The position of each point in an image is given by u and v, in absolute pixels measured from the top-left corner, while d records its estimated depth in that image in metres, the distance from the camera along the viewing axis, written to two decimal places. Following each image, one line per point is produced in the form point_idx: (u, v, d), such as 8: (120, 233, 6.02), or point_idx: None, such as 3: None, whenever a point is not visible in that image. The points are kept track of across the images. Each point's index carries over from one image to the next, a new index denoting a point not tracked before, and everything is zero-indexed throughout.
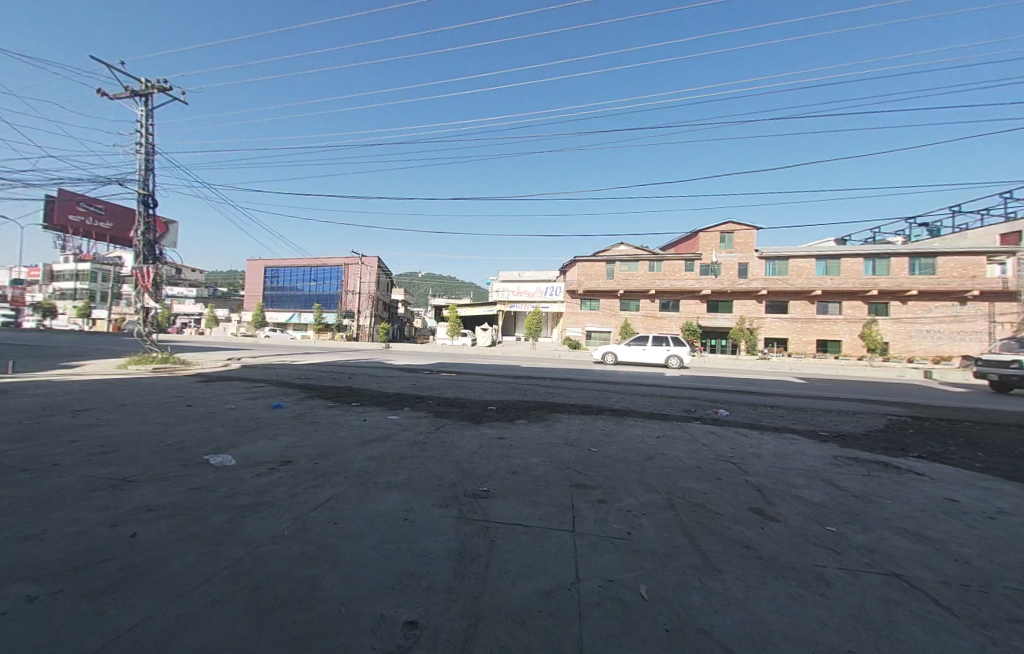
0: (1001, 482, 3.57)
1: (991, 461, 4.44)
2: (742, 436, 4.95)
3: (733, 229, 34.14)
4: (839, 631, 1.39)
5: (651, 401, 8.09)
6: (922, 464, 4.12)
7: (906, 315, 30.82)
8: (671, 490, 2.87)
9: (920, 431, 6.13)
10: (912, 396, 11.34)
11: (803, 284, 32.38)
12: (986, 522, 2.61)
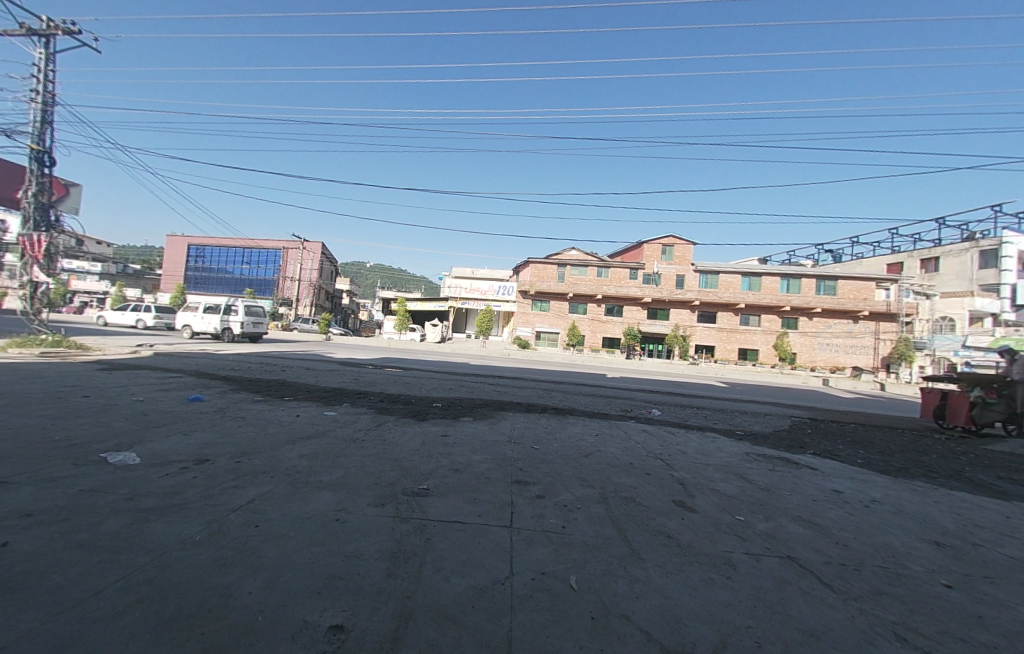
0: (873, 476, 4.19)
1: (868, 458, 5.20)
2: (671, 434, 5.35)
3: (675, 242, 36.85)
4: (739, 609, 1.55)
5: (591, 401, 8.46)
6: (816, 460, 4.73)
7: (812, 329, 35.08)
8: (604, 485, 3.03)
9: (817, 431, 7.03)
10: (810, 401, 13.02)
11: (730, 297, 35.62)
12: (861, 510, 3.06)
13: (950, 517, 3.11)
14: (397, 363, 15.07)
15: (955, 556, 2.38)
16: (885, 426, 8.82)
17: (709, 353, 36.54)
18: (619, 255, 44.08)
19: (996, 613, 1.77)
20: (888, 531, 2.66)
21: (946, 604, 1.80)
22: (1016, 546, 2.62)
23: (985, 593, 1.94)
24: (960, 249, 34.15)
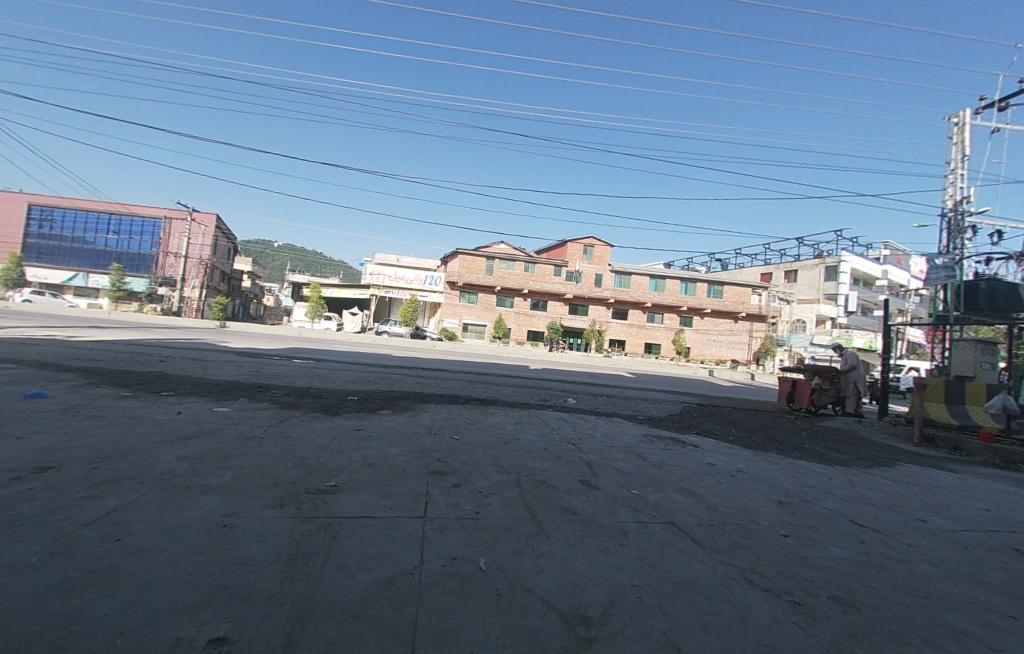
0: (740, 450, 5.02)
1: (738, 435, 6.20)
2: (583, 420, 5.77)
3: (595, 243, 39.43)
4: (628, 571, 1.76)
5: (512, 391, 8.72)
6: (699, 438, 5.50)
7: (703, 327, 40.27)
8: (518, 470, 3.16)
9: (702, 414, 8.16)
10: (697, 389, 15.00)
11: (639, 297, 39.27)
12: (729, 478, 3.65)
13: (791, 480, 3.86)
14: (306, 354, 13.82)
15: (791, 510, 2.98)
16: (751, 409, 10.54)
17: (621, 346, 39.88)
18: (545, 252, 45.64)
19: (814, 552, 2.26)
20: (747, 495, 3.21)
21: (781, 548, 2.25)
22: (832, 499, 3.36)
23: (808, 537, 2.47)
24: (811, 264, 41.92)
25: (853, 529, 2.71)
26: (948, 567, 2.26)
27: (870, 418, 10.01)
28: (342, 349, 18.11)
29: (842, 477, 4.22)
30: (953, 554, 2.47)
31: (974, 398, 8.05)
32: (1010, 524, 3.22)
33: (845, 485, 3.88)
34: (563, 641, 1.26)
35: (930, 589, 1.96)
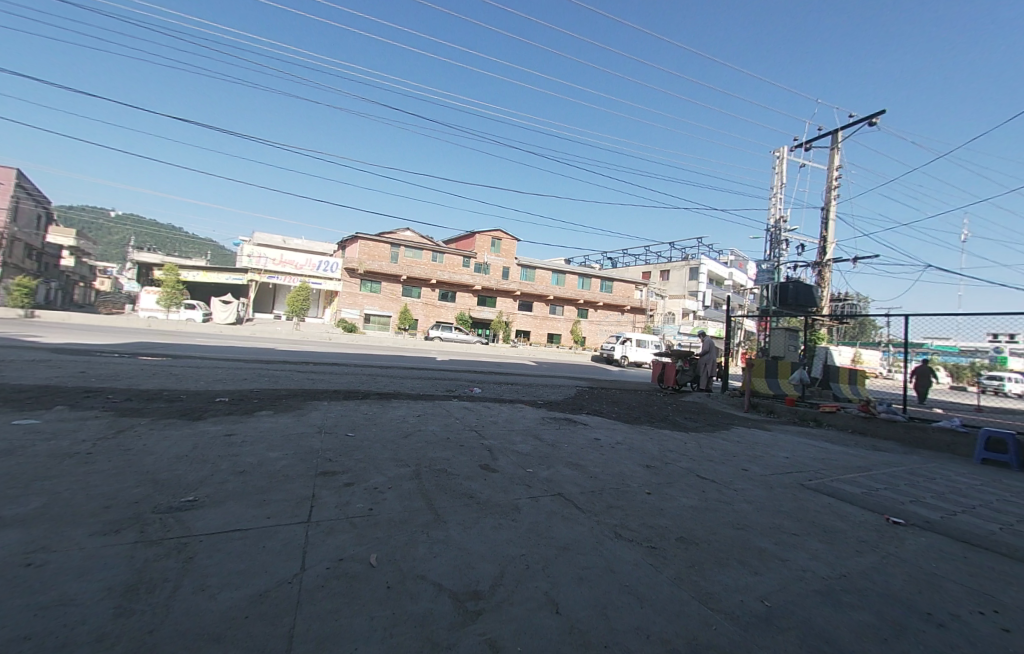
0: (620, 425, 5.72)
1: (619, 412, 7.06)
2: (486, 408, 5.94)
3: (502, 236, 40.41)
4: (517, 542, 1.89)
5: (413, 383, 8.53)
6: (588, 417, 6.11)
7: (598, 318, 44.41)
8: (418, 462, 3.12)
9: (593, 396, 9.07)
10: (590, 374, 16.59)
11: (543, 290, 41.49)
12: (610, 449, 4.15)
13: (657, 447, 4.55)
14: (157, 350, 11.49)
15: (656, 472, 3.51)
16: (632, 389, 12.05)
17: (526, 336, 41.76)
18: (454, 242, 45.03)
19: (669, 504, 2.72)
20: (623, 463, 3.68)
21: (646, 504, 2.65)
22: (685, 459, 4.07)
23: (666, 492, 2.95)
24: (680, 265, 49.17)
25: (699, 481, 3.33)
26: (758, 503, 2.93)
27: (716, 391, 12.28)
28: (210, 343, 15.49)
29: (694, 441, 5.12)
30: (761, 492, 3.21)
31: (782, 372, 10.47)
32: (797, 465, 4.31)
33: (696, 447, 4.72)
34: (451, 618, 1.30)
35: (744, 520, 2.54)
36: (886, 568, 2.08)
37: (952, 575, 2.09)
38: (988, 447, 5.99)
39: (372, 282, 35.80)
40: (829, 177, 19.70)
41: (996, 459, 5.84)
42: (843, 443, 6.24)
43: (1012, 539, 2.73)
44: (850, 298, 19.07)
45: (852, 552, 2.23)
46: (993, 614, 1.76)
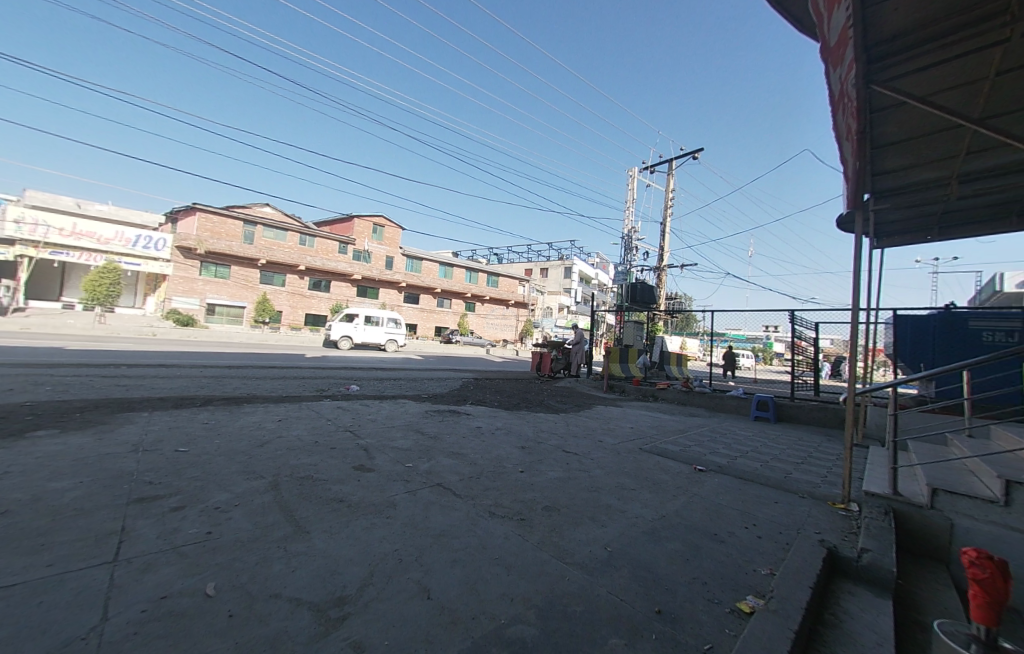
0: (501, 412, 6.05)
1: (500, 400, 7.45)
2: (363, 406, 5.59)
3: (385, 222, 38.24)
4: (390, 539, 1.85)
5: (273, 384, 7.47)
6: (470, 407, 6.28)
7: (484, 312, 45.44)
8: (277, 471, 2.77)
9: (477, 387, 9.34)
10: (476, 367, 17.01)
11: (430, 282, 40.63)
12: (490, 436, 4.36)
13: (532, 429, 4.97)
14: None
15: (529, 451, 3.83)
16: (513, 379, 12.77)
17: (412, 330, 40.38)
18: (328, 225, 40.44)
19: (539, 478, 3.01)
20: (500, 447, 3.91)
21: (518, 482, 2.88)
22: (554, 438, 4.54)
23: (537, 469, 3.26)
24: (558, 264, 53.80)
25: (565, 456, 3.76)
26: (609, 467, 3.46)
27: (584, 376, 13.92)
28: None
29: (563, 421, 5.73)
30: (612, 459, 3.79)
31: (632, 357, 12.43)
32: (640, 433, 5.22)
33: (564, 426, 5.30)
34: (310, 631, 1.21)
35: (597, 484, 2.97)
36: (691, 505, 2.71)
37: (730, 502, 2.84)
38: (759, 407, 8.21)
39: (218, 265, 29.82)
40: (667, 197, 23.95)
41: (762, 416, 8.05)
42: (671, 413, 7.77)
43: (766, 471, 3.83)
44: (681, 297, 23.66)
45: (671, 497, 2.83)
46: (750, 526, 2.46)
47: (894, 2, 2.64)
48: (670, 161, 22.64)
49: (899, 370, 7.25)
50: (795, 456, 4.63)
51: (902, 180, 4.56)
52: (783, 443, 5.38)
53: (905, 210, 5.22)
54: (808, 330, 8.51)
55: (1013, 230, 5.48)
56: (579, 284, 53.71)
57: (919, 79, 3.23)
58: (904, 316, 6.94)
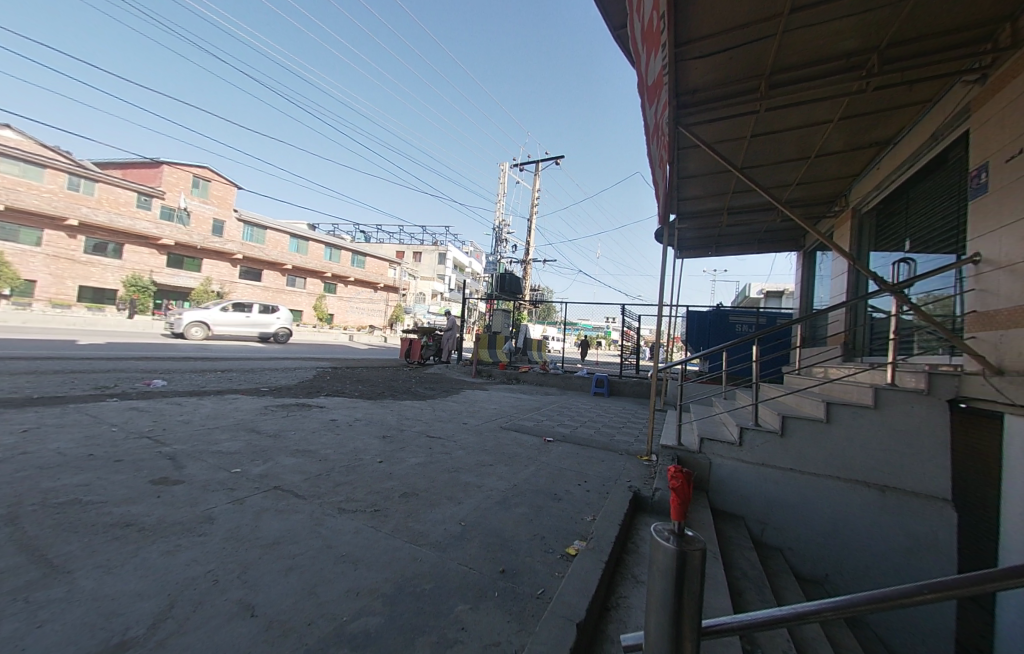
0: (361, 402, 5.66)
1: (360, 390, 6.95)
2: (173, 404, 4.48)
3: (212, 176, 31.04)
4: (205, 559, 1.55)
5: (15, 381, 5.36)
6: (323, 399, 5.67)
7: (346, 295, 40.99)
8: (16, 500, 1.99)
9: (333, 377, 8.51)
10: (337, 355, 15.47)
11: (277, 256, 34.76)
12: (345, 428, 4.02)
13: (395, 417, 4.79)
14: None
15: (389, 440, 3.69)
16: (378, 367, 12.08)
17: (251, 312, 34.26)
18: (120, 170, 31.01)
19: (397, 466, 2.93)
20: (357, 438, 3.66)
21: (374, 472, 2.75)
22: (417, 424, 4.47)
23: (395, 457, 3.16)
24: (431, 249, 52.38)
25: (427, 441, 3.74)
26: (470, 447, 3.61)
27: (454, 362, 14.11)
28: None
29: (428, 407, 5.70)
30: (472, 439, 3.95)
31: (499, 343, 13.17)
32: (501, 414, 5.58)
33: (429, 412, 5.29)
34: None
35: (456, 464, 3.07)
36: (538, 472, 3.05)
37: (569, 465, 3.30)
38: (598, 384, 9.73)
39: None
40: (533, 196, 25.79)
41: (600, 391, 9.58)
42: (529, 393, 8.55)
43: (598, 437, 4.58)
44: (543, 289, 25.98)
45: (522, 467, 3.13)
46: (581, 483, 2.91)
47: (695, 65, 3.43)
48: (535, 161, 24.33)
49: (687, 352, 9.43)
50: (620, 423, 5.66)
51: (697, 207, 5.94)
52: (613, 413, 6.50)
53: (698, 231, 6.81)
54: (633, 320, 10.43)
55: (754, 252, 7.74)
56: (452, 271, 53.64)
57: (710, 128, 4.24)
58: (693, 313, 9.11)
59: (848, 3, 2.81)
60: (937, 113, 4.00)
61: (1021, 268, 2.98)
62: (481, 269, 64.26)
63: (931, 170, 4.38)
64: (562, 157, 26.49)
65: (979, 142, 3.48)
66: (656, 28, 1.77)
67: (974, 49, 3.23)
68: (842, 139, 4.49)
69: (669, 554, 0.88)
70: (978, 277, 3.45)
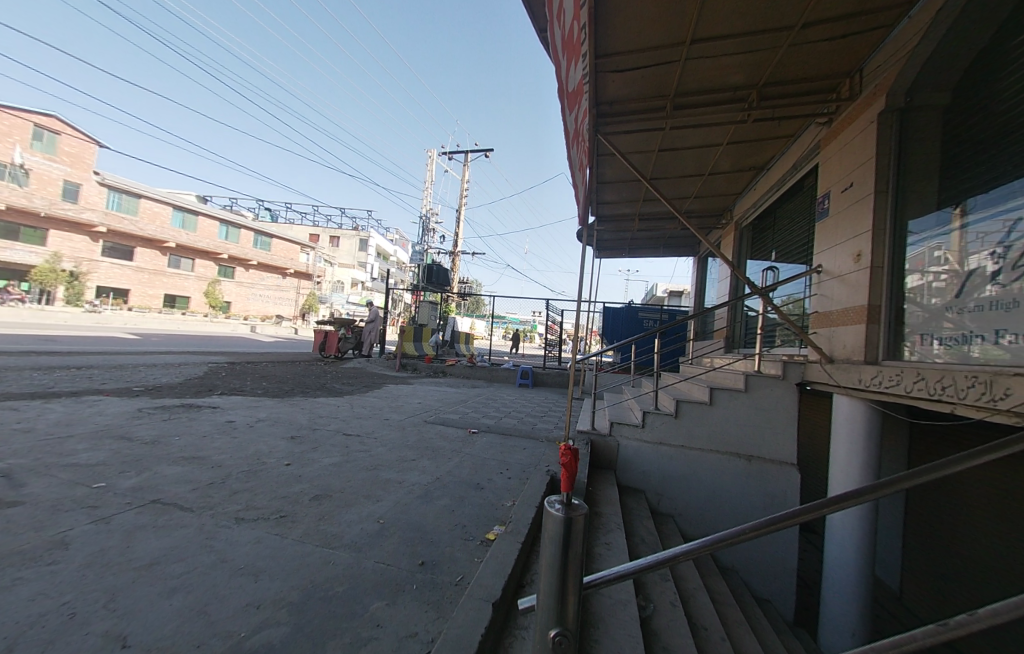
0: (266, 401, 5.12)
1: (265, 387, 6.27)
2: (3, 410, 3.59)
3: (61, 128, 25.18)
4: (58, 590, 1.29)
5: None
6: (217, 399, 5.01)
7: (247, 281, 36.14)
8: None
9: (230, 373, 7.54)
10: (236, 348, 13.72)
11: (155, 231, 29.47)
12: (245, 430, 3.60)
13: (307, 416, 4.42)
14: None
15: (299, 441, 3.40)
16: (288, 361, 11.00)
17: (119, 297, 28.71)
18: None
19: (308, 467, 2.72)
20: (261, 441, 3.31)
21: (281, 476, 2.53)
22: (332, 423, 4.18)
23: (306, 458, 2.92)
24: (350, 234, 48.52)
25: (344, 440, 3.53)
26: (391, 443, 3.49)
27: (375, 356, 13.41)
28: None
29: (345, 403, 5.36)
30: (394, 434, 3.83)
31: (425, 336, 12.82)
32: (426, 408, 5.48)
33: (346, 409, 4.98)
34: None
35: (376, 461, 2.95)
36: (461, 463, 3.07)
37: (493, 455, 3.39)
38: (523, 376, 10.04)
39: None
40: (462, 187, 25.33)
41: (525, 383, 9.91)
42: (455, 386, 8.50)
43: (521, 426, 4.76)
44: (471, 282, 25.78)
45: (445, 460, 3.13)
46: (503, 471, 3.01)
47: (612, 78, 3.69)
48: (463, 151, 23.87)
49: (603, 345, 10.21)
50: (542, 412, 5.93)
51: (614, 211, 6.42)
52: (536, 404, 6.79)
53: (615, 233, 7.36)
54: (557, 315, 10.96)
55: (661, 256, 8.61)
56: (374, 260, 50.53)
57: (625, 139, 4.60)
58: (609, 308, 9.86)
59: (735, 42, 3.26)
60: (798, 146, 4.84)
61: (847, 277, 3.80)
62: (406, 258, 61.48)
63: (793, 193, 5.30)
64: (491, 150, 26.34)
65: (825, 174, 4.30)
66: (576, 39, 1.85)
67: (822, 96, 3.98)
68: (730, 161, 5.21)
69: (557, 520, 0.86)
70: (819, 284, 4.31)
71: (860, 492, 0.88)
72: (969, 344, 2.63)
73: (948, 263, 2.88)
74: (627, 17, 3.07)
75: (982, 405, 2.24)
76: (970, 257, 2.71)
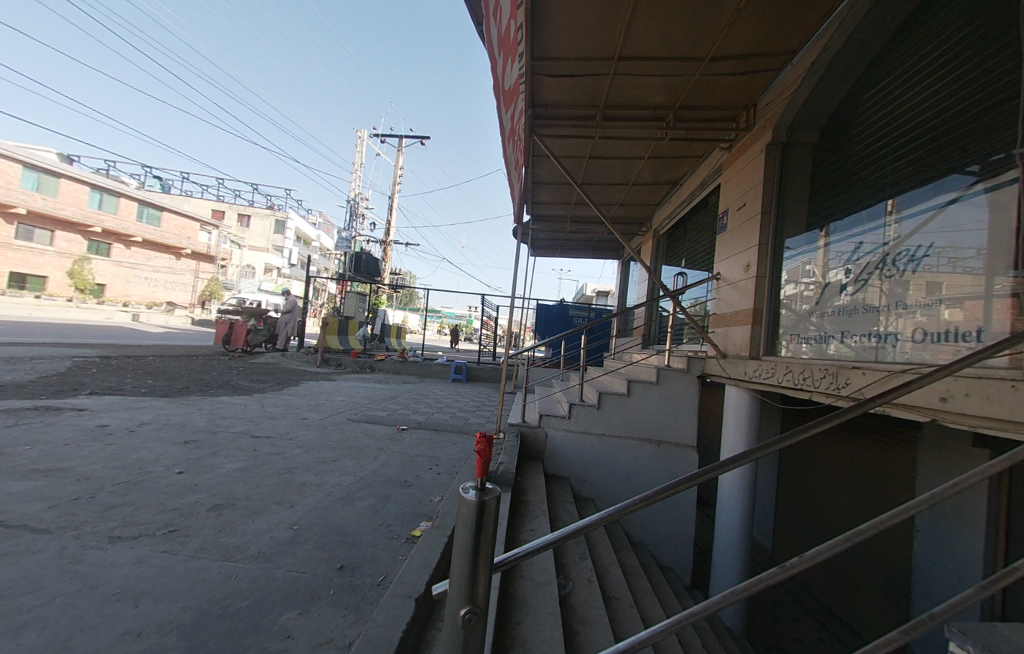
0: (152, 401, 4.42)
1: (152, 385, 5.41)
2: None
3: None
4: None
5: None
6: (86, 399, 4.21)
7: (128, 260, 30.52)
8: None
9: (103, 369, 6.37)
10: (113, 339, 11.60)
11: None
12: (124, 436, 3.08)
13: (206, 417, 3.91)
14: None
15: (196, 445, 3.00)
16: (182, 355, 9.61)
17: None
18: None
19: (206, 475, 2.42)
20: (146, 447, 2.86)
21: (171, 486, 2.21)
22: (238, 424, 3.75)
23: (204, 465, 2.59)
24: (264, 214, 43.34)
25: (253, 442, 3.19)
26: (309, 444, 3.24)
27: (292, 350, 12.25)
28: None
29: (254, 402, 4.84)
30: (312, 435, 3.56)
31: (351, 330, 12.04)
32: (350, 405, 5.17)
33: (255, 408, 4.50)
34: None
35: (290, 464, 2.72)
36: (387, 462, 2.97)
37: (421, 452, 3.33)
38: (456, 371, 9.94)
39: None
40: (395, 173, 24.09)
41: (458, 378, 9.83)
42: (384, 382, 8.15)
43: (452, 422, 4.73)
44: (403, 273, 24.74)
45: (370, 459, 3.00)
46: (432, 467, 2.97)
47: (547, 82, 3.81)
48: (395, 135, 22.59)
49: (535, 341, 10.52)
50: (474, 407, 5.94)
51: (548, 211, 6.64)
52: (469, 399, 6.78)
53: (549, 233, 7.62)
54: (492, 311, 11.04)
55: (590, 258, 9.13)
56: (293, 244, 45.91)
57: (558, 143, 4.77)
58: (541, 306, 10.22)
59: (657, 64, 3.56)
60: (705, 166, 5.43)
61: (740, 284, 4.39)
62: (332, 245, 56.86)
63: (701, 207, 5.94)
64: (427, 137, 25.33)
65: (725, 193, 4.90)
66: (512, 38, 1.88)
67: (725, 123, 4.53)
68: (650, 174, 5.70)
69: (470, 506, 0.82)
70: (718, 289, 4.90)
71: (744, 456, 0.96)
72: (826, 343, 3.22)
73: (815, 275, 3.48)
74: (564, 24, 3.18)
75: (831, 392, 2.77)
76: (830, 271, 3.30)
